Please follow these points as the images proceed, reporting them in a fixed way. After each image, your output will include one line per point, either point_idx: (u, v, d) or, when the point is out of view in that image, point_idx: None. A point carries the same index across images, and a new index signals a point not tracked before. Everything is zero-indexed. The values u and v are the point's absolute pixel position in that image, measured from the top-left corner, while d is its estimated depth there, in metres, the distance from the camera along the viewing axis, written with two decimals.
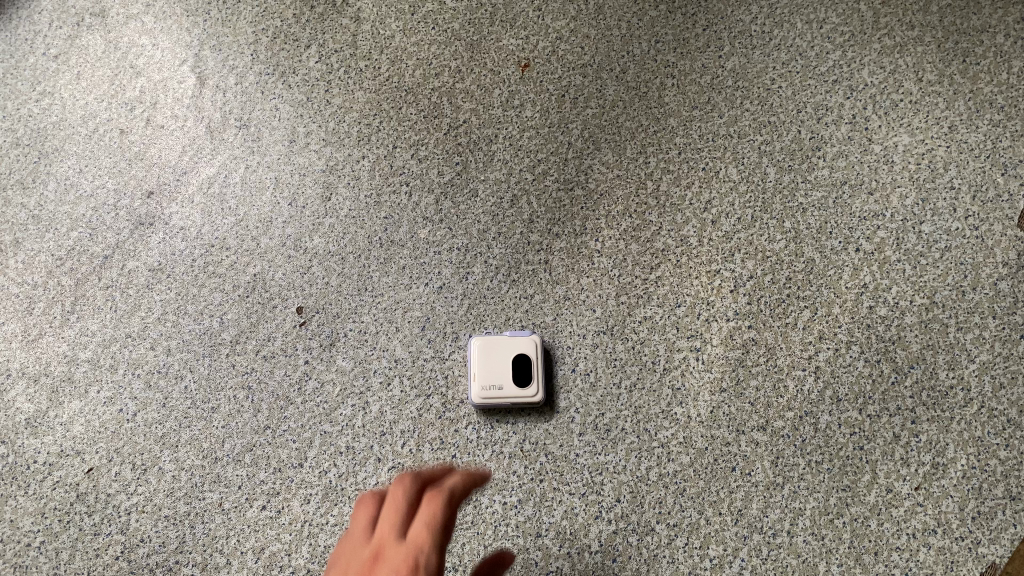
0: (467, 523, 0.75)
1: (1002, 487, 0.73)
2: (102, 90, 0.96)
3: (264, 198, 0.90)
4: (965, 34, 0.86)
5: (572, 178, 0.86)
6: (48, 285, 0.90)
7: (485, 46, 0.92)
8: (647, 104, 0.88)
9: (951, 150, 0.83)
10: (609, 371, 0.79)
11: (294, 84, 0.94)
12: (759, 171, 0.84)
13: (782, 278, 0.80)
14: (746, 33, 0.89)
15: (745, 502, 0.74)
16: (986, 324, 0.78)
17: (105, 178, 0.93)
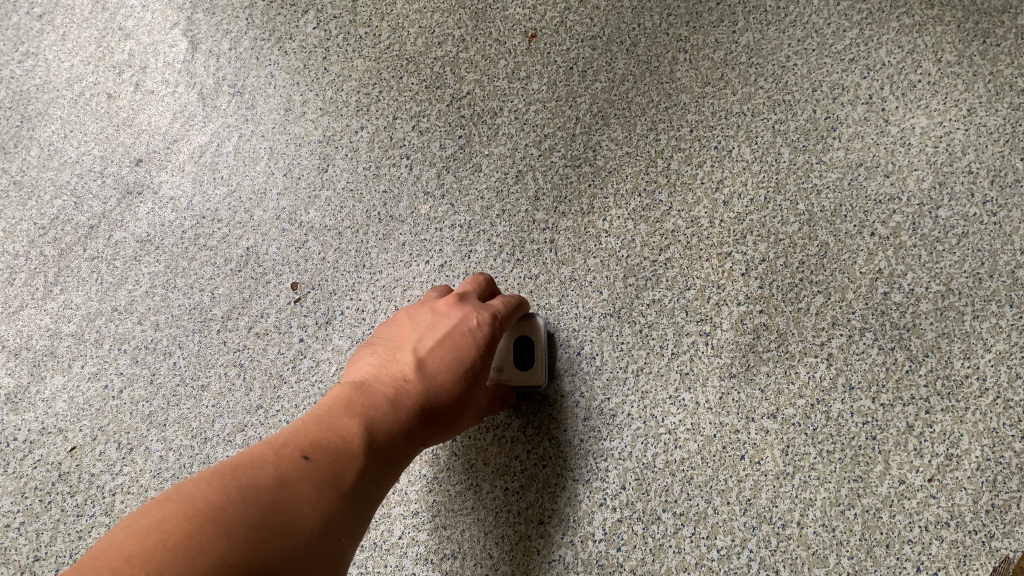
0: (468, 508, 0.74)
1: (1018, 479, 0.69)
2: (90, 52, 0.96)
3: (258, 168, 0.88)
4: (985, 14, 0.82)
5: (579, 155, 0.84)
6: (31, 255, 0.88)
7: (490, 15, 0.90)
8: (659, 79, 0.85)
9: (970, 133, 0.78)
10: (616, 355, 0.76)
11: (291, 51, 0.92)
12: (774, 150, 0.81)
13: (795, 261, 0.77)
14: (761, 8, 0.85)
15: (754, 491, 0.71)
16: (1003, 313, 0.73)
17: (91, 145, 0.92)
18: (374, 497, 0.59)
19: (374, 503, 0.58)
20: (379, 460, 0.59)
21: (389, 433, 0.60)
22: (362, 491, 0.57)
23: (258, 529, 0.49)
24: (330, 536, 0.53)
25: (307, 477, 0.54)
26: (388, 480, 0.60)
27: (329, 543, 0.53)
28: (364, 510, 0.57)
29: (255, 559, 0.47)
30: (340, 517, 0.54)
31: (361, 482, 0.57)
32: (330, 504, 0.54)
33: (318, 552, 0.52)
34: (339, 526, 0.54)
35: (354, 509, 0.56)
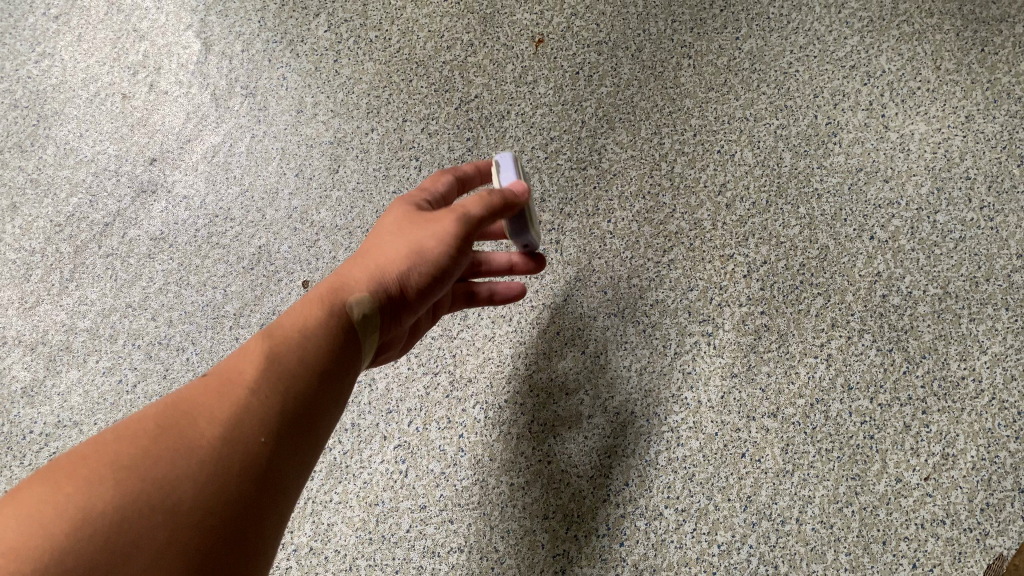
0: (474, 503, 0.75)
1: (1012, 479, 0.70)
2: (105, 53, 0.99)
3: (270, 168, 0.90)
4: (983, 24, 0.84)
5: (585, 158, 0.85)
6: (47, 251, 0.90)
7: (498, 20, 0.92)
8: (663, 84, 0.86)
9: (968, 140, 0.80)
10: (620, 354, 0.78)
11: (302, 53, 0.95)
12: (776, 155, 0.82)
13: (795, 264, 0.78)
14: (764, 15, 0.87)
15: (754, 488, 0.72)
16: (998, 316, 0.74)
17: (106, 144, 0.95)
18: (312, 382, 0.55)
19: (315, 389, 0.55)
20: (297, 351, 0.56)
21: (305, 325, 0.57)
22: (282, 379, 0.54)
23: (138, 452, 0.49)
24: (239, 431, 0.51)
25: (204, 392, 0.53)
26: (328, 363, 0.56)
27: (240, 440, 0.51)
28: (293, 399, 0.54)
29: (131, 480, 0.48)
30: (253, 410, 0.52)
31: (274, 372, 0.54)
32: (234, 403, 0.52)
33: (228, 451, 0.50)
34: (253, 419, 0.52)
35: (277, 398, 0.53)
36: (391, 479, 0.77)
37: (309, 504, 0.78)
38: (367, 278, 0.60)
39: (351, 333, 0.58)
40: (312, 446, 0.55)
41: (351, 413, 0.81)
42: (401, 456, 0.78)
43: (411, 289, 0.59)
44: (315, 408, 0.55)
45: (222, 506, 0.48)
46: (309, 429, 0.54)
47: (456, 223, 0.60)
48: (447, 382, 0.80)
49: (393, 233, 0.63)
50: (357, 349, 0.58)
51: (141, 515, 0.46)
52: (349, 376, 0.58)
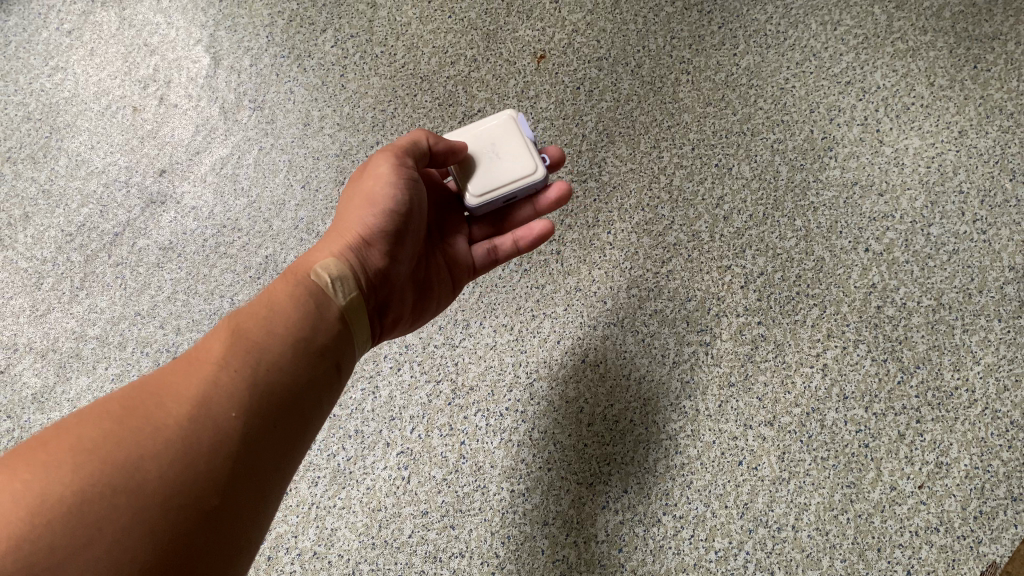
0: (476, 509, 0.77)
1: (1005, 488, 0.71)
2: (116, 67, 1.01)
3: (277, 180, 0.92)
4: (976, 41, 0.85)
5: (585, 171, 0.87)
6: (58, 260, 0.92)
7: (501, 36, 0.94)
8: (662, 99, 0.88)
9: (961, 154, 0.81)
10: (619, 363, 0.80)
11: (309, 68, 0.97)
12: (772, 169, 0.84)
13: (792, 275, 0.80)
14: (761, 32, 0.89)
15: (751, 495, 0.73)
16: (991, 327, 0.76)
17: (117, 155, 0.97)
18: (283, 354, 0.56)
19: (287, 360, 0.55)
20: (264, 327, 0.56)
21: (271, 301, 0.58)
22: (250, 352, 0.55)
23: (103, 432, 0.49)
24: (210, 405, 0.51)
25: (172, 372, 0.53)
26: (299, 333, 0.57)
27: (210, 414, 0.51)
28: (264, 372, 0.54)
29: (93, 460, 0.47)
30: (224, 385, 0.52)
31: (243, 349, 0.55)
32: (203, 381, 0.52)
33: (199, 426, 0.50)
34: (223, 395, 0.52)
35: (246, 371, 0.53)
36: (394, 485, 0.79)
37: (313, 510, 0.79)
38: (328, 246, 0.63)
39: (319, 299, 0.60)
40: (295, 425, 0.55)
41: (354, 420, 0.82)
42: (403, 463, 0.79)
43: (371, 236, 0.64)
44: (288, 382, 0.55)
45: (198, 481, 0.48)
46: (287, 404, 0.54)
47: (398, 165, 0.66)
48: (449, 389, 0.82)
49: (350, 204, 0.67)
50: (328, 316, 0.60)
51: (108, 493, 0.46)
52: (327, 349, 0.58)
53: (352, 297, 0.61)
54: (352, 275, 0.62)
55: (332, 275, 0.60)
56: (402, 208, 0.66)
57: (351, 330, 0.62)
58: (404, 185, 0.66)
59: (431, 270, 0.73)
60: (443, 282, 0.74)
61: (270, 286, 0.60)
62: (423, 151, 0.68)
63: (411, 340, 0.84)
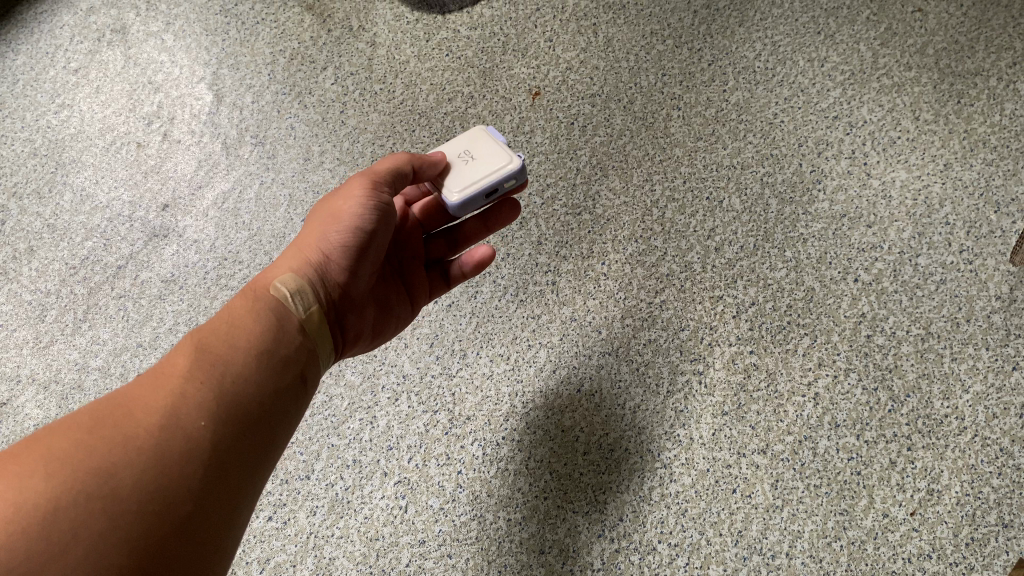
0: (472, 538, 0.77)
1: (995, 514, 0.71)
2: (120, 104, 1.04)
3: (278, 214, 0.93)
4: (959, 77, 0.87)
5: (580, 204, 0.89)
6: (62, 292, 0.94)
7: (497, 74, 0.97)
8: (654, 134, 0.91)
9: (947, 187, 0.83)
10: (614, 393, 0.81)
11: (310, 105, 0.99)
12: (762, 202, 0.86)
13: (782, 305, 0.81)
14: (749, 69, 0.92)
15: (745, 523, 0.74)
16: (979, 355, 0.76)
17: (121, 190, 0.99)
18: (247, 365, 0.58)
19: (251, 371, 0.58)
20: (227, 342, 0.59)
21: (233, 317, 0.61)
22: (215, 365, 0.58)
23: (75, 443, 0.52)
24: (176, 416, 0.54)
25: (142, 386, 0.56)
26: (263, 346, 0.60)
27: (179, 424, 0.54)
28: (229, 384, 0.57)
29: (66, 470, 0.50)
30: (190, 396, 0.55)
31: (206, 362, 0.57)
32: (170, 393, 0.55)
33: (167, 435, 0.53)
34: (190, 406, 0.55)
35: (211, 383, 0.56)
36: (391, 514, 0.79)
37: (311, 539, 0.80)
38: (290, 263, 0.66)
39: (281, 313, 0.63)
40: (261, 433, 0.58)
41: (352, 449, 0.83)
42: (401, 492, 0.80)
43: (333, 253, 0.67)
44: (253, 391, 0.58)
45: (167, 489, 0.51)
46: (252, 413, 0.57)
47: (370, 188, 0.70)
48: (446, 419, 0.83)
49: (314, 222, 0.70)
50: (290, 329, 0.62)
51: (81, 500, 0.49)
52: (291, 360, 0.61)
53: (313, 309, 0.64)
54: (311, 289, 0.64)
55: (292, 290, 0.63)
56: (368, 224, 0.68)
57: (315, 343, 0.64)
58: (372, 206, 0.69)
59: (391, 288, 0.76)
60: (403, 299, 0.77)
61: (233, 303, 0.63)
62: (406, 172, 0.73)
63: (409, 370, 0.86)
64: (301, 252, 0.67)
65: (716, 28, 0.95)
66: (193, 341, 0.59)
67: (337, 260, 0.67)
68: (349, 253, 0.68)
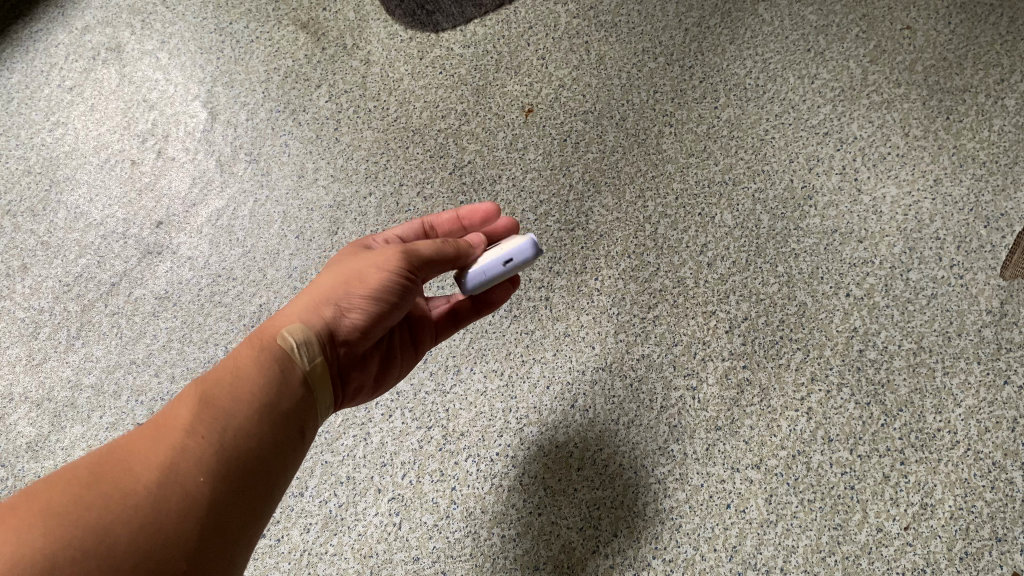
0: (466, 555, 0.77)
1: (989, 528, 0.71)
2: (115, 122, 1.04)
3: (272, 231, 0.94)
4: (947, 93, 0.88)
5: (573, 220, 0.90)
6: (55, 310, 0.94)
7: (490, 91, 0.98)
8: (646, 151, 0.91)
9: (937, 202, 0.83)
10: (607, 408, 0.81)
11: (304, 122, 1.00)
12: (753, 217, 0.86)
13: (775, 320, 0.82)
14: (741, 86, 0.93)
15: (739, 538, 0.74)
16: (971, 369, 0.76)
17: (115, 208, 0.99)
18: (248, 418, 0.59)
19: (251, 425, 0.59)
20: (230, 394, 0.60)
21: (237, 366, 0.62)
22: (216, 418, 0.58)
23: (75, 497, 0.53)
24: (175, 471, 0.55)
25: (145, 438, 0.57)
26: (265, 400, 0.60)
27: (177, 479, 0.55)
28: (229, 438, 0.58)
29: (63, 526, 0.51)
30: (190, 450, 0.56)
31: (209, 415, 0.58)
32: (170, 448, 0.56)
33: (166, 490, 0.54)
34: (189, 461, 0.56)
35: (212, 437, 0.57)
36: (385, 531, 0.79)
37: (305, 556, 0.80)
38: (299, 313, 0.66)
39: (286, 365, 0.63)
40: (259, 484, 0.59)
41: (346, 466, 0.83)
42: (394, 509, 0.80)
43: (346, 312, 0.66)
44: (253, 445, 0.59)
45: (163, 546, 0.52)
46: (251, 466, 0.58)
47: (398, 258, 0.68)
48: (440, 435, 0.83)
49: (334, 274, 0.69)
50: (294, 381, 0.63)
51: (77, 556, 0.49)
52: (292, 412, 0.62)
53: (318, 360, 0.64)
54: (318, 343, 0.64)
55: (297, 343, 0.63)
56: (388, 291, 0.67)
57: (317, 393, 0.65)
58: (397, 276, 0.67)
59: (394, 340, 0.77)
60: (406, 348, 0.78)
61: (239, 350, 0.63)
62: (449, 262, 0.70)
63: (402, 387, 0.85)
64: (314, 306, 0.66)
65: (707, 46, 0.95)
66: (196, 391, 0.60)
67: (351, 317, 0.66)
68: (365, 316, 0.66)
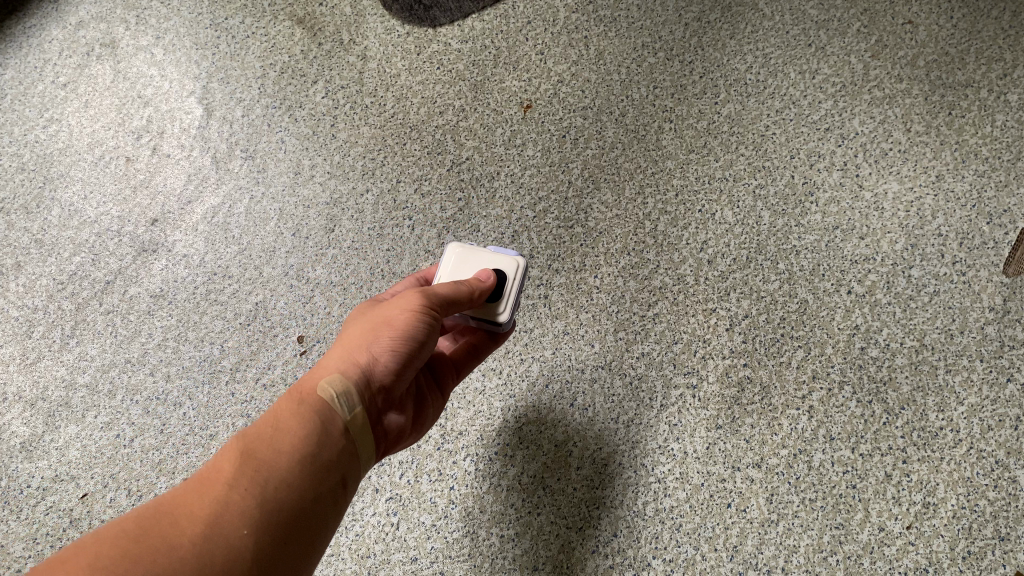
0: (464, 555, 0.77)
1: (992, 527, 0.70)
2: (110, 119, 1.03)
3: (268, 228, 0.93)
4: (950, 88, 0.87)
5: (572, 217, 0.89)
6: (49, 308, 0.93)
7: (488, 87, 0.97)
8: (646, 147, 0.90)
9: (939, 199, 0.82)
10: (607, 407, 0.80)
11: (300, 118, 0.99)
12: (754, 214, 0.85)
13: (776, 317, 0.81)
14: (741, 81, 0.92)
15: (740, 538, 0.73)
16: (974, 367, 0.76)
17: (109, 205, 0.98)
18: (290, 471, 0.57)
19: (294, 478, 0.57)
20: (272, 446, 0.58)
21: (279, 419, 0.60)
22: (258, 472, 0.57)
23: (121, 551, 0.51)
24: (219, 526, 0.53)
25: (188, 492, 0.56)
26: (307, 450, 0.58)
27: (221, 533, 0.53)
28: (272, 489, 0.56)
29: None
30: (233, 505, 0.55)
31: (250, 468, 0.57)
32: (214, 502, 0.55)
33: (209, 545, 0.52)
34: (232, 515, 0.54)
35: (254, 491, 0.55)
36: (383, 532, 0.79)
37: None
38: (336, 362, 0.64)
39: (326, 416, 0.61)
40: (301, 541, 0.56)
41: None
42: (392, 509, 0.79)
43: (380, 357, 0.63)
44: (296, 499, 0.56)
45: None
46: (294, 522, 0.56)
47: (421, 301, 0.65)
48: (438, 435, 0.82)
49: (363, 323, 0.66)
50: (335, 432, 0.60)
51: None
52: (334, 464, 0.59)
53: (358, 411, 0.62)
54: (358, 392, 0.62)
55: (336, 393, 0.61)
56: (419, 337, 0.64)
57: (359, 444, 0.62)
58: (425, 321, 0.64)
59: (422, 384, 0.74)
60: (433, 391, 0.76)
61: (280, 403, 0.62)
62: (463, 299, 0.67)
63: None
64: (348, 355, 0.64)
65: (707, 41, 0.94)
66: (238, 445, 0.59)
67: (384, 363, 0.64)
68: (398, 362, 0.63)
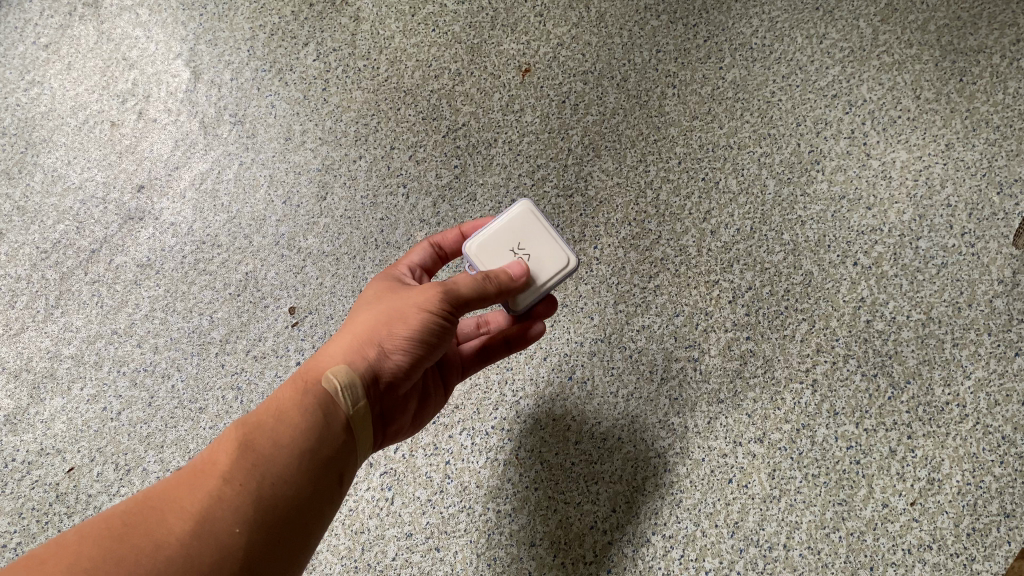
0: (461, 531, 0.75)
1: (997, 504, 0.69)
2: (94, 80, 1.00)
3: (258, 196, 0.91)
4: (962, 54, 0.84)
5: (571, 185, 0.86)
6: (33, 278, 0.91)
7: (485, 50, 0.94)
8: (648, 113, 0.88)
9: (948, 167, 0.80)
10: (606, 381, 0.78)
11: (291, 82, 0.96)
12: (759, 183, 0.83)
13: (780, 290, 0.79)
14: (746, 45, 0.89)
15: (741, 514, 0.72)
16: (981, 341, 0.74)
17: (94, 171, 0.95)
18: (288, 466, 0.58)
19: (291, 473, 0.58)
20: (271, 438, 0.58)
21: (280, 407, 0.60)
22: (254, 466, 0.57)
23: (106, 548, 0.54)
24: (207, 523, 0.54)
25: (181, 485, 0.57)
26: (308, 444, 0.58)
27: (212, 531, 0.54)
28: (268, 486, 0.57)
29: None
30: (226, 500, 0.56)
31: (246, 462, 0.57)
32: (206, 497, 0.56)
33: (198, 542, 0.54)
34: (223, 512, 0.55)
35: (249, 486, 0.56)
36: (378, 506, 0.77)
37: None
38: (343, 353, 0.62)
39: (329, 409, 0.60)
40: (292, 536, 0.57)
41: None
42: (387, 484, 0.78)
43: (390, 352, 0.62)
44: (292, 496, 0.57)
45: None
46: (287, 518, 0.57)
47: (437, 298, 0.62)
48: None
49: (379, 311, 0.64)
50: (337, 426, 0.60)
51: None
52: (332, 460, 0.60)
53: (361, 405, 0.61)
54: (363, 384, 0.61)
55: (341, 384, 0.60)
56: (433, 337, 0.62)
57: (360, 436, 0.62)
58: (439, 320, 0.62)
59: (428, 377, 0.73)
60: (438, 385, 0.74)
61: (285, 391, 0.61)
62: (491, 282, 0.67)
63: None
64: (358, 344, 0.63)
65: (712, 3, 0.91)
66: (240, 433, 0.59)
67: (395, 359, 0.62)
68: (407, 358, 0.62)
